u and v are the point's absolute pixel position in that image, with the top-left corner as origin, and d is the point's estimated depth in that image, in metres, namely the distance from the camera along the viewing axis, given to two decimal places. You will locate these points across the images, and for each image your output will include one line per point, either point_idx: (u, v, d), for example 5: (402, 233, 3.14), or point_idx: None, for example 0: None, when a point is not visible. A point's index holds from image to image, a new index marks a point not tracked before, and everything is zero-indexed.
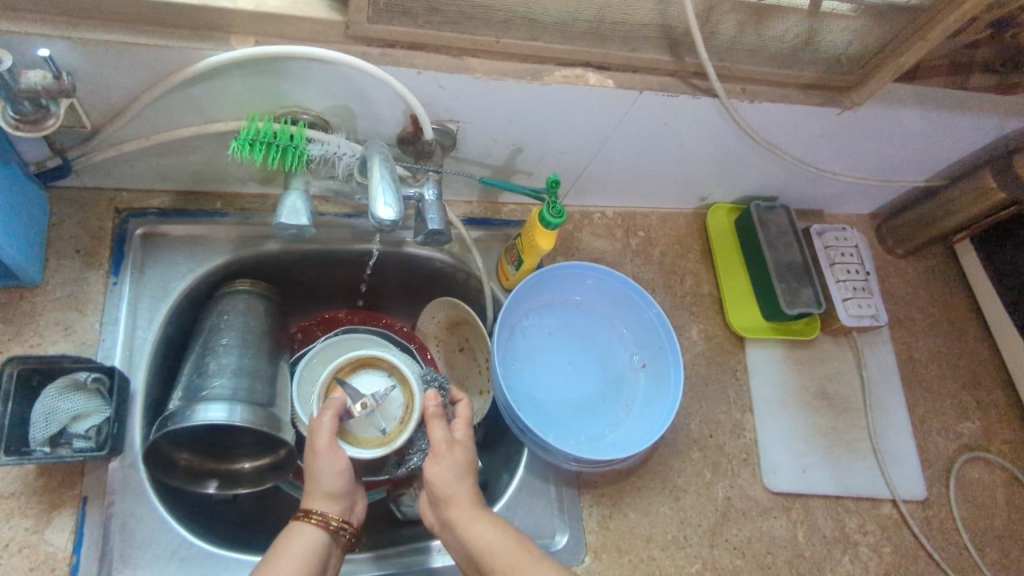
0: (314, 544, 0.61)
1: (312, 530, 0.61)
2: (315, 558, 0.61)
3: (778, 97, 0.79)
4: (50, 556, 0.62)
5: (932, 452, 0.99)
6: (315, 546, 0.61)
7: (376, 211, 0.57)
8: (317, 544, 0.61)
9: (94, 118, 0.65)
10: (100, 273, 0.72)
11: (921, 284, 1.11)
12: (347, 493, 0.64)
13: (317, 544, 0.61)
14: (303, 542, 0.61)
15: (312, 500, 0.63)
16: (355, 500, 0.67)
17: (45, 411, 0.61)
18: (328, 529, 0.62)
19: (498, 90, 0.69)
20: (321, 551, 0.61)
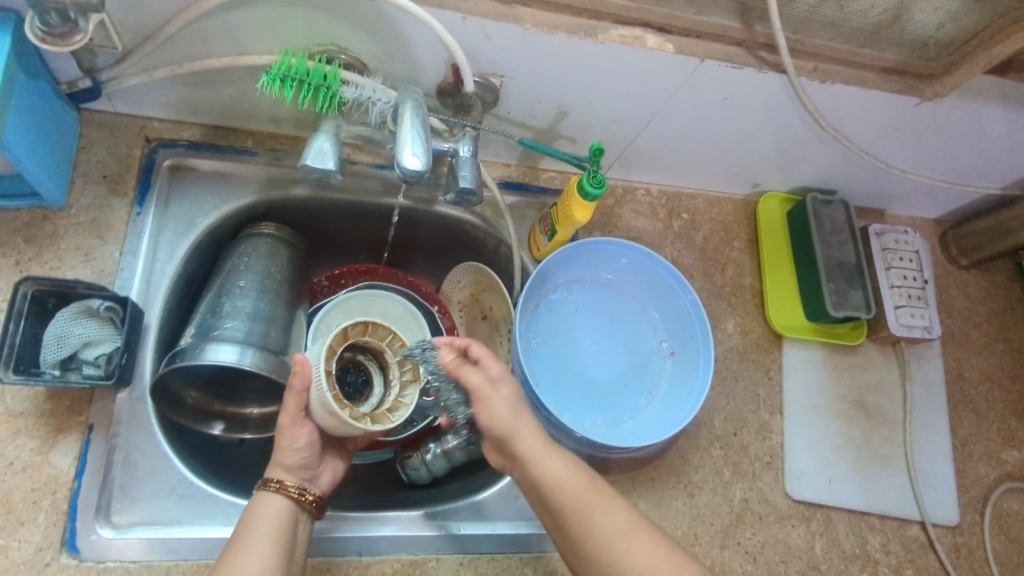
0: (279, 511, 0.60)
1: (273, 497, 0.60)
2: (284, 523, 0.59)
3: (853, 80, 0.72)
4: (53, 479, 0.61)
5: (970, 477, 0.93)
6: (280, 512, 0.60)
7: (403, 160, 0.53)
8: (282, 510, 0.60)
9: (126, 40, 0.62)
10: (124, 201, 0.71)
11: (981, 298, 1.04)
12: (306, 461, 0.64)
13: (282, 509, 0.60)
14: (268, 509, 0.59)
15: (271, 472, 0.62)
16: (320, 469, 0.66)
17: (58, 333, 0.59)
18: (291, 497, 0.61)
19: (547, 45, 0.65)
20: (287, 518, 0.60)
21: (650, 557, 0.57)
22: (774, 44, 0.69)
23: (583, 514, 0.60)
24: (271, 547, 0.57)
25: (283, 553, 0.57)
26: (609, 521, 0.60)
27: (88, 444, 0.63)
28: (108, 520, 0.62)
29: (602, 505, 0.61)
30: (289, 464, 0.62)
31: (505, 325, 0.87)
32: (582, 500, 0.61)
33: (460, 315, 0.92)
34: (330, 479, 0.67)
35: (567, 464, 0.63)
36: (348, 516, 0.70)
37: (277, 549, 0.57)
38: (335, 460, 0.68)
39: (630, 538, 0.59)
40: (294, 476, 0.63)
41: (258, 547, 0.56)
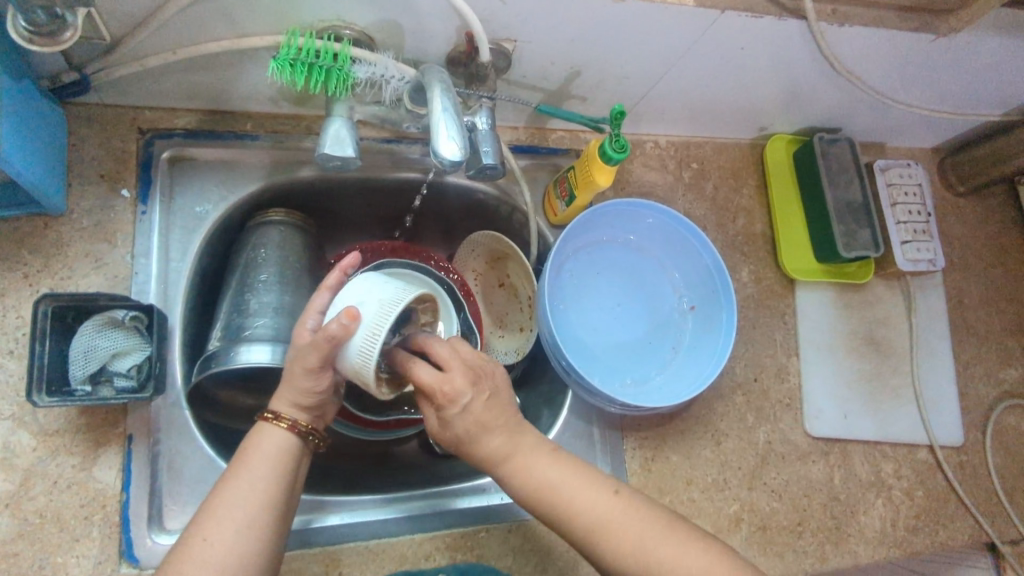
0: (283, 444, 0.59)
1: (278, 430, 0.59)
2: (286, 457, 0.58)
3: (871, 20, 0.70)
4: (100, 493, 0.61)
5: (972, 398, 0.97)
6: (285, 445, 0.59)
7: (438, 147, 0.51)
8: (285, 444, 0.59)
9: (114, 30, 0.57)
10: (127, 201, 0.68)
11: (979, 225, 1.06)
12: (319, 401, 0.61)
13: (286, 443, 0.59)
14: (270, 443, 0.58)
15: (274, 404, 0.60)
16: (331, 403, 0.64)
17: (84, 348, 0.58)
18: (298, 432, 0.59)
19: (564, 6, 0.61)
20: (291, 449, 0.59)
21: (653, 537, 0.58)
22: None
23: (579, 505, 0.59)
24: (272, 481, 0.56)
25: (283, 487, 0.57)
26: (607, 506, 0.59)
27: (130, 455, 0.62)
28: (162, 527, 0.63)
29: (599, 493, 0.60)
30: (297, 399, 0.59)
31: (524, 292, 0.87)
32: (578, 492, 0.60)
33: (475, 284, 0.91)
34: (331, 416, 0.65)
35: (557, 459, 0.61)
36: (396, 498, 0.73)
37: (277, 483, 0.56)
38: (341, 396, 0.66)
39: (631, 518, 0.59)
40: (305, 415, 0.61)
41: (259, 482, 0.55)
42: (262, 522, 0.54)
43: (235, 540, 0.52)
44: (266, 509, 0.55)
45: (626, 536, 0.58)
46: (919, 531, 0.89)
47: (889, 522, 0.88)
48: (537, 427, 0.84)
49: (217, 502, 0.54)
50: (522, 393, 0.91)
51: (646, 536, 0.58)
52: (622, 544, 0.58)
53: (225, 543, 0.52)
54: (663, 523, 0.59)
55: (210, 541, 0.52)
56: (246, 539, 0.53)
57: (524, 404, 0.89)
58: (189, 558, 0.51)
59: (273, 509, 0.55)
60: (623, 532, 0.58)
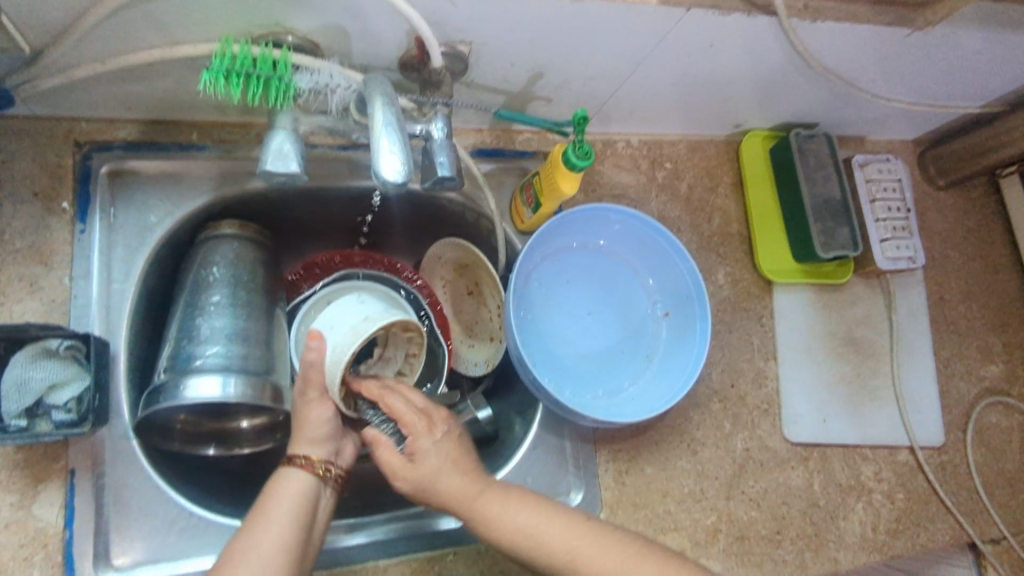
0: (302, 487, 0.58)
1: (299, 472, 0.58)
2: (303, 501, 0.57)
3: (845, 15, 0.67)
4: (41, 531, 0.58)
5: (953, 396, 0.95)
6: (304, 489, 0.58)
7: (381, 170, 0.48)
8: (303, 488, 0.58)
9: (32, 40, 0.53)
10: (63, 219, 0.64)
11: (960, 219, 1.03)
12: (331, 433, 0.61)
13: (305, 486, 0.58)
14: (290, 487, 0.57)
15: (295, 448, 0.60)
16: (343, 443, 0.64)
17: (17, 380, 0.55)
18: (318, 473, 0.59)
19: (519, 7, 0.58)
20: (311, 493, 0.58)
21: (629, 561, 0.58)
22: None
23: (550, 545, 0.59)
24: (292, 523, 0.55)
25: (302, 530, 0.55)
26: (579, 540, 0.59)
27: (73, 490, 0.59)
28: (109, 565, 0.60)
29: (562, 522, 0.60)
30: (313, 438, 0.60)
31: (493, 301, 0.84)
32: (548, 531, 0.59)
33: (443, 291, 0.87)
34: (350, 455, 0.65)
35: (523, 506, 0.61)
36: (359, 523, 0.69)
37: (298, 525, 0.55)
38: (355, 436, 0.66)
39: (604, 545, 0.59)
40: (320, 450, 0.61)
41: (278, 524, 0.54)
42: (282, 566, 0.52)
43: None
44: (285, 551, 0.53)
45: (603, 561, 0.58)
46: (899, 534, 0.87)
47: (869, 526, 0.86)
48: (508, 441, 0.82)
49: (237, 547, 0.52)
50: (494, 403, 0.88)
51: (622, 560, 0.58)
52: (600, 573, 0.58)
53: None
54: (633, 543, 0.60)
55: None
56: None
57: (496, 415, 0.87)
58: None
59: (291, 551, 0.53)
60: (600, 561, 0.58)
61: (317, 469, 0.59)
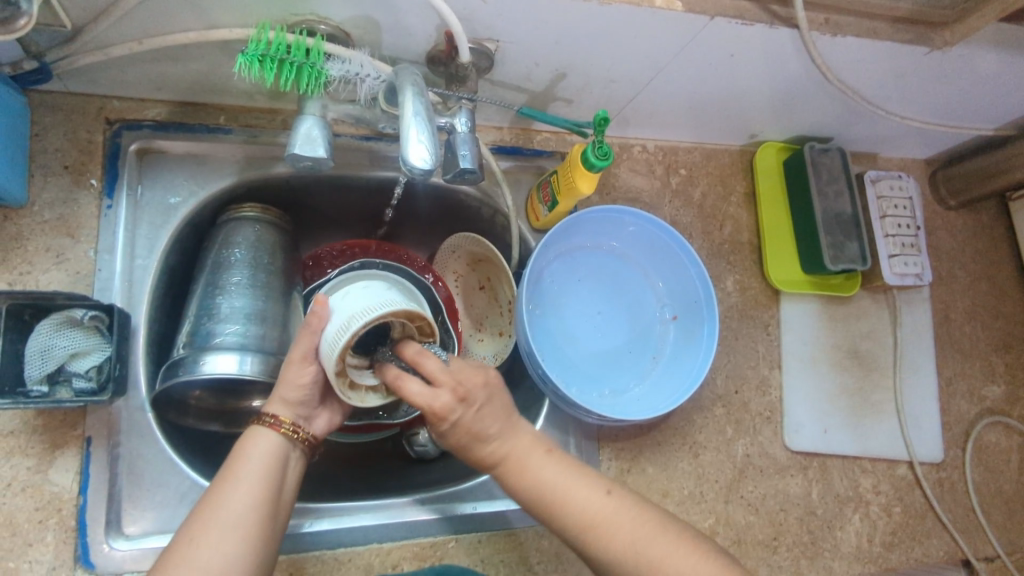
0: (269, 446, 0.58)
1: (266, 433, 0.59)
2: (272, 459, 0.58)
3: (865, 32, 0.68)
4: (56, 497, 0.59)
5: (953, 414, 0.96)
6: (273, 448, 0.58)
7: (409, 156, 0.49)
8: (269, 447, 0.58)
9: (76, 17, 0.55)
10: (91, 193, 0.66)
11: (968, 239, 1.05)
12: (306, 400, 0.61)
13: (274, 445, 0.59)
14: (259, 447, 0.58)
15: (267, 409, 0.60)
16: (320, 411, 0.64)
17: (40, 348, 0.56)
18: (287, 435, 0.59)
19: (549, 8, 0.59)
20: (279, 452, 0.59)
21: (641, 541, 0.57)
22: None
23: (575, 504, 0.58)
24: (260, 482, 0.56)
25: (272, 486, 0.56)
26: (613, 515, 0.58)
27: (89, 459, 0.61)
28: (120, 532, 0.61)
29: (592, 488, 0.59)
30: (287, 401, 0.61)
31: (504, 297, 0.85)
32: (575, 491, 0.59)
33: (455, 285, 0.88)
34: (325, 424, 0.65)
35: (562, 461, 0.61)
36: (364, 506, 0.71)
37: (267, 484, 0.56)
38: (334, 406, 0.66)
39: (627, 518, 0.58)
40: (290, 414, 0.61)
41: (246, 482, 0.55)
42: (249, 522, 0.53)
43: (222, 539, 0.51)
44: (256, 509, 0.54)
45: (619, 536, 0.57)
46: (895, 547, 0.88)
47: (865, 538, 0.87)
48: None
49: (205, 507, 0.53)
50: None
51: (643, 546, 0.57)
52: (624, 547, 0.57)
53: (214, 542, 0.51)
54: (652, 524, 0.58)
55: (197, 542, 0.51)
56: (234, 538, 0.52)
57: None
58: (182, 559, 0.50)
59: (261, 509, 0.54)
60: (618, 536, 0.57)
61: (284, 430, 0.59)
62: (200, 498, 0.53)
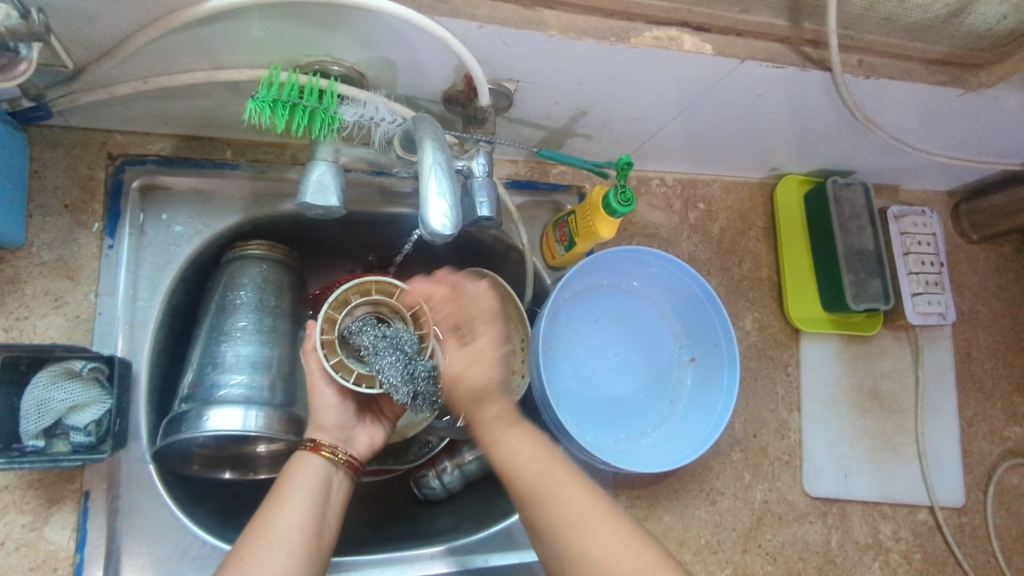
0: (315, 470, 0.57)
1: (312, 457, 0.58)
2: (316, 484, 0.56)
3: (900, 74, 0.64)
4: (51, 555, 0.57)
5: (975, 456, 0.94)
6: (320, 473, 0.57)
7: (429, 222, 0.47)
8: (314, 470, 0.57)
9: (76, 57, 0.52)
10: (92, 233, 0.63)
11: (991, 274, 1.02)
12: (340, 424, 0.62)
13: (318, 470, 0.57)
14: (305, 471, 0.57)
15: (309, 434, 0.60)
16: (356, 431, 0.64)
17: (37, 401, 0.54)
18: (328, 457, 0.59)
19: (573, 51, 0.56)
20: (325, 476, 0.57)
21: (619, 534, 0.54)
22: (820, 39, 0.61)
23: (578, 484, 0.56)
24: (308, 507, 0.54)
25: (318, 511, 0.55)
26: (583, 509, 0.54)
27: (86, 515, 0.59)
28: None
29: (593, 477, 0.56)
30: (325, 426, 0.61)
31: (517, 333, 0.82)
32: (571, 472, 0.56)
33: None
34: (366, 443, 0.65)
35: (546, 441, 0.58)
36: (371, 560, 0.68)
37: (312, 507, 0.55)
38: (370, 424, 0.65)
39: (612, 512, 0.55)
40: (329, 435, 0.61)
41: (292, 505, 0.54)
42: (297, 546, 0.52)
43: (273, 560, 0.50)
44: (303, 531, 0.53)
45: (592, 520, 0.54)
46: None
47: None
48: None
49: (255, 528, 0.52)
50: None
51: (597, 544, 0.53)
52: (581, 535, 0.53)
53: (265, 562, 0.50)
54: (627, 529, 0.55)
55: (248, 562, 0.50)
56: (281, 558, 0.50)
57: None
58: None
59: (307, 532, 0.53)
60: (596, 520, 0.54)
61: (324, 452, 0.58)
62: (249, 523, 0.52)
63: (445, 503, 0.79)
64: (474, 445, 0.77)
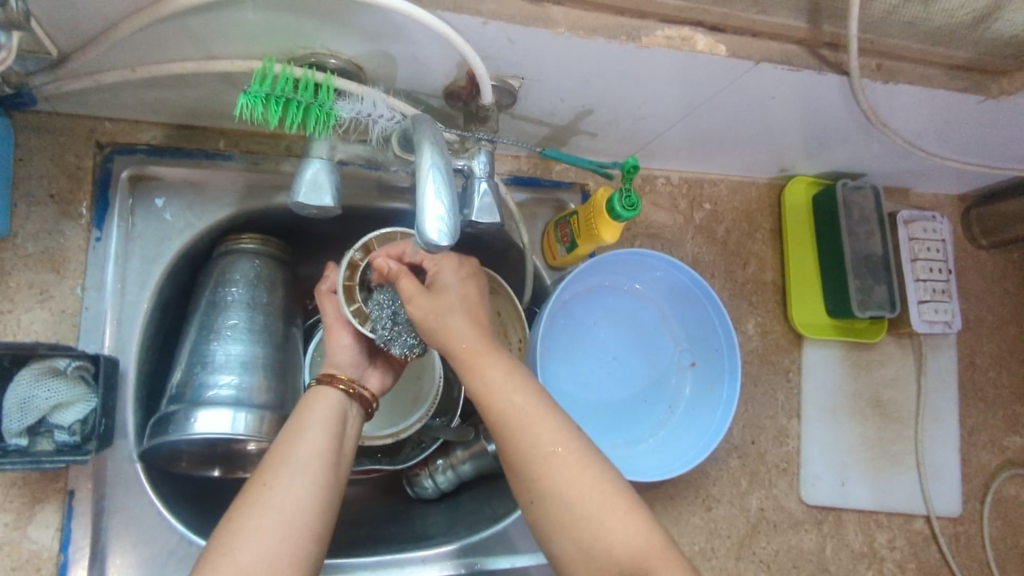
0: (333, 400, 0.56)
1: (329, 389, 0.57)
2: (335, 414, 0.55)
3: (919, 79, 0.62)
4: (35, 554, 0.57)
5: (973, 465, 0.92)
6: (335, 403, 0.56)
7: (424, 228, 0.44)
8: (332, 401, 0.56)
9: (61, 44, 0.50)
10: (79, 225, 0.61)
11: (998, 281, 1.00)
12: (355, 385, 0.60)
13: (334, 401, 0.56)
14: (322, 401, 0.55)
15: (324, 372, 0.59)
16: (370, 371, 0.63)
17: (21, 399, 0.53)
18: (344, 391, 0.57)
19: (580, 49, 0.53)
20: (340, 407, 0.56)
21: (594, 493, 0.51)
22: (840, 42, 0.58)
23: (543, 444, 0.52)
24: (326, 434, 0.53)
25: (337, 440, 0.53)
26: (586, 491, 0.51)
27: (70, 514, 0.58)
28: None
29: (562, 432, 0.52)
30: (341, 363, 0.60)
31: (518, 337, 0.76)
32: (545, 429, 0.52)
33: None
34: (378, 386, 0.63)
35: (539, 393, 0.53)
36: (357, 564, 0.66)
37: (331, 436, 0.53)
38: (383, 367, 0.64)
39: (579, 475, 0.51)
40: (344, 373, 0.60)
41: (311, 434, 0.52)
42: (318, 472, 0.50)
43: (295, 485, 0.49)
44: (323, 457, 0.51)
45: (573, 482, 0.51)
46: None
47: None
48: None
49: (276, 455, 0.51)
50: None
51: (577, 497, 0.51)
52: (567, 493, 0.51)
53: (288, 488, 0.48)
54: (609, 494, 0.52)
55: (271, 489, 0.48)
56: (303, 484, 0.49)
57: None
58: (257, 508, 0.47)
59: (327, 459, 0.51)
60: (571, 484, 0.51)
61: (341, 386, 0.57)
62: (269, 451, 0.51)
63: (437, 502, 0.79)
64: (469, 445, 0.76)
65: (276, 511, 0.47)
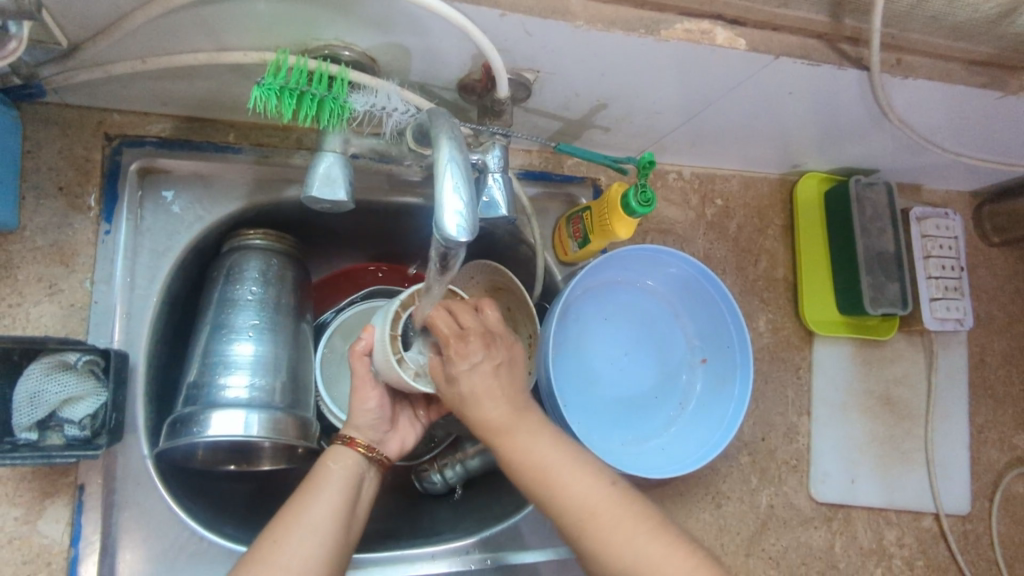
0: (352, 463, 0.57)
1: (349, 451, 0.57)
2: (352, 477, 0.56)
3: (941, 75, 0.61)
4: (45, 549, 0.56)
5: (983, 463, 0.92)
6: (355, 467, 0.56)
7: (442, 222, 0.44)
8: (351, 463, 0.56)
9: (71, 34, 0.49)
10: (88, 218, 0.61)
11: (1009, 279, 0.99)
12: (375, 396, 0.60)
13: (353, 465, 0.57)
14: (339, 461, 0.56)
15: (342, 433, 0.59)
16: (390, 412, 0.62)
17: (31, 393, 0.53)
18: (364, 454, 0.58)
19: (598, 42, 0.52)
20: (358, 471, 0.56)
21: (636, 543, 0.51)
22: (861, 37, 0.57)
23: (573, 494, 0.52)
24: (342, 498, 0.54)
25: (351, 505, 0.54)
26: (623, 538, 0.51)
27: (80, 509, 0.57)
28: None
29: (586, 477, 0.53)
30: (361, 426, 0.59)
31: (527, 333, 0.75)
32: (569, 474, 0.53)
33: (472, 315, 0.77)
34: (397, 449, 0.62)
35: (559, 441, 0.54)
36: (363, 560, 0.66)
37: (346, 501, 0.54)
38: (406, 429, 0.63)
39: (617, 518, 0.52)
40: (365, 436, 0.59)
41: (328, 496, 0.53)
42: (329, 534, 0.51)
43: (305, 542, 0.49)
44: (336, 521, 0.52)
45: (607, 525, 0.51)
46: None
47: None
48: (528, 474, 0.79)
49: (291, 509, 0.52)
50: None
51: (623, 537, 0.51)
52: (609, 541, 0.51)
53: (297, 544, 0.49)
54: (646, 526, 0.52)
55: (281, 544, 0.49)
56: (313, 543, 0.50)
57: None
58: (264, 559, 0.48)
59: (339, 522, 0.52)
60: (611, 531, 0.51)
61: (360, 449, 0.57)
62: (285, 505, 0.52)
63: (447, 498, 0.78)
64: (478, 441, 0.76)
65: (293, 562, 0.48)
